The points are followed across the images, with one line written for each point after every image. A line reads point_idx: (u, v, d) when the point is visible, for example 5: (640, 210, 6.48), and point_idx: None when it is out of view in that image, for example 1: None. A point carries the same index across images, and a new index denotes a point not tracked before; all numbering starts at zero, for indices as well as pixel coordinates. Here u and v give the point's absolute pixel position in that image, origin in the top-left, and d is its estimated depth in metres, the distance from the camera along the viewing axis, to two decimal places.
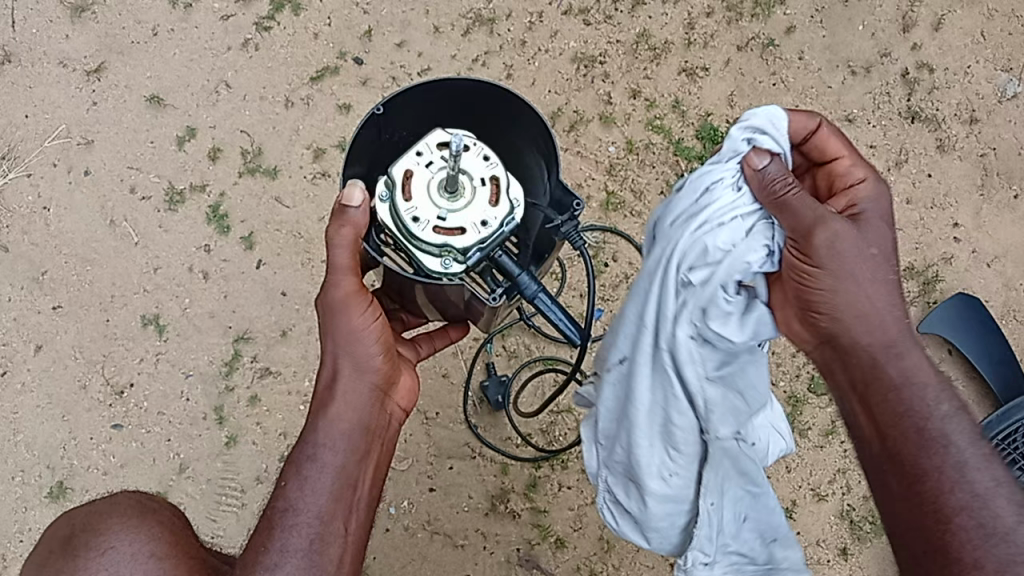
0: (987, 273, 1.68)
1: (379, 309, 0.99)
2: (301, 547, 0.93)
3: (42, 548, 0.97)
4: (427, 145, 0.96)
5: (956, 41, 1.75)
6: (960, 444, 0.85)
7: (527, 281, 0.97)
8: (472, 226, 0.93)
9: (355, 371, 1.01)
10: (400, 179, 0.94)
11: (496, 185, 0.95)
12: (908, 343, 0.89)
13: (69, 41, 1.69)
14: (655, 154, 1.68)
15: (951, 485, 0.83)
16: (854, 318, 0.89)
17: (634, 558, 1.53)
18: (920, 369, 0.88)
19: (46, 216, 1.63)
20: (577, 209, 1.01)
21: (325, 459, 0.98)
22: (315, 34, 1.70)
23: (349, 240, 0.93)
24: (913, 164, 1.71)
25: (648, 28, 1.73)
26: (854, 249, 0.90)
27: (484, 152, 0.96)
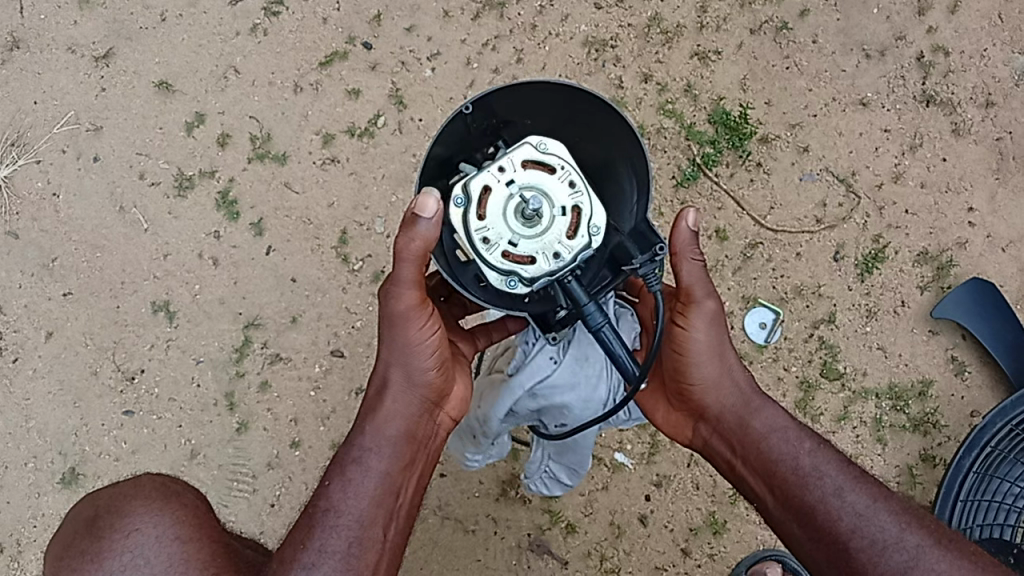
0: (1002, 259, 1.67)
1: (437, 325, 1.01)
2: (339, 549, 0.90)
3: (64, 531, 0.95)
4: (511, 160, 0.90)
5: (973, 23, 1.72)
6: (832, 474, 0.96)
7: (593, 312, 0.92)
8: (543, 256, 0.89)
9: (406, 382, 1.03)
10: (475, 192, 0.90)
11: (577, 215, 0.90)
12: (764, 401, 1.05)
13: (78, 26, 1.68)
14: (667, 139, 1.67)
15: (840, 509, 0.93)
16: (724, 379, 1.04)
17: (646, 544, 1.53)
18: (782, 423, 1.02)
19: (56, 203, 1.63)
20: (660, 249, 0.95)
21: (371, 464, 0.98)
22: (324, 18, 1.68)
23: (416, 252, 0.93)
24: (928, 148, 1.69)
25: (660, 11, 1.70)
26: (714, 324, 1.02)
27: (571, 177, 0.90)
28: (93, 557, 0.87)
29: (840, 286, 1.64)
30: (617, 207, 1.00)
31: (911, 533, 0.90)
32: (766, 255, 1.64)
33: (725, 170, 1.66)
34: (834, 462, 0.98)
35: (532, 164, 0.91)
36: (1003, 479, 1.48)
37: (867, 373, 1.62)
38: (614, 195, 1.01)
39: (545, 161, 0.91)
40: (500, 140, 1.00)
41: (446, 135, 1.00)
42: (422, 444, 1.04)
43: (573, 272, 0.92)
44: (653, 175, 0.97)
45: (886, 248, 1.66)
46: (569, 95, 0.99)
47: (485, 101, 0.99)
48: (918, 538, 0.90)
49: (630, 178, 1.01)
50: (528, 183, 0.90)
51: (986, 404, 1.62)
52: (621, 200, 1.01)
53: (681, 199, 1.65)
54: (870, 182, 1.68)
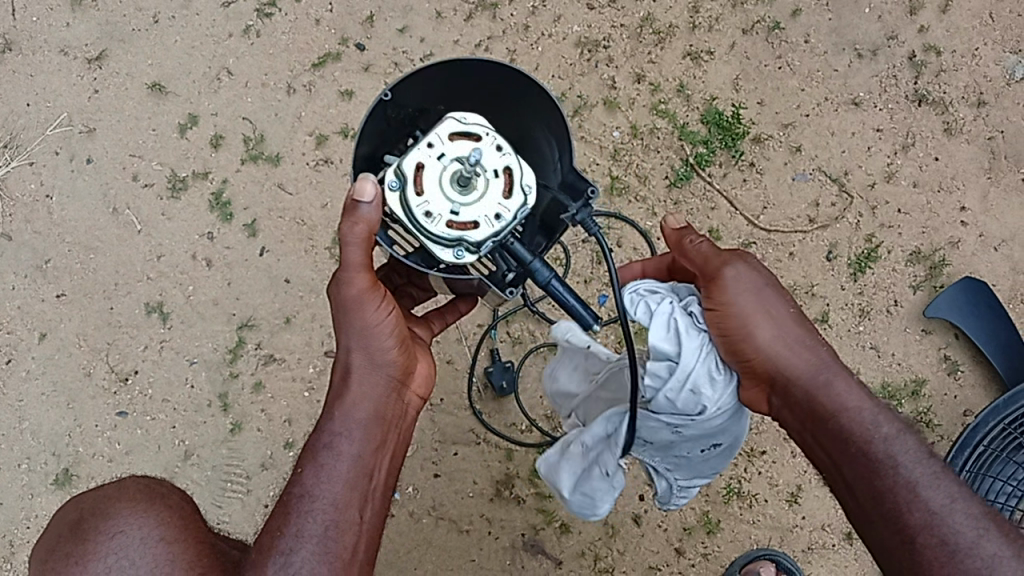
0: (994, 257, 1.67)
1: (392, 306, 0.99)
2: (317, 533, 0.90)
3: (46, 538, 0.93)
4: (437, 135, 0.91)
5: (964, 23, 1.73)
6: (909, 462, 0.89)
7: (540, 266, 0.93)
8: (486, 220, 0.90)
9: (368, 365, 0.99)
10: (409, 170, 0.90)
11: (510, 174, 0.91)
12: (839, 373, 0.96)
13: (71, 28, 1.68)
14: (659, 139, 1.67)
15: (910, 505, 0.87)
16: (785, 351, 0.96)
17: (640, 543, 1.53)
18: (857, 401, 0.94)
19: (49, 204, 1.63)
20: (592, 194, 0.97)
21: (343, 448, 0.96)
22: (317, 20, 1.68)
23: (361, 236, 0.91)
24: (920, 148, 1.70)
25: (652, 11, 1.71)
26: (756, 290, 0.99)
27: (498, 141, 0.92)
28: (76, 559, 0.86)
29: (832, 285, 1.65)
30: (542, 171, 1.03)
31: (988, 541, 0.83)
32: (759, 255, 1.65)
33: (718, 169, 1.67)
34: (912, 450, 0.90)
35: (458, 134, 0.91)
36: (996, 478, 1.47)
37: (859, 372, 1.63)
38: (538, 159, 1.04)
39: (470, 131, 0.91)
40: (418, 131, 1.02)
41: (370, 133, 1.02)
42: (393, 425, 1.01)
43: (514, 233, 0.93)
44: (570, 132, 0.99)
45: (878, 248, 1.66)
46: (474, 74, 1.02)
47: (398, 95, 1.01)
48: (995, 547, 0.83)
49: (550, 144, 1.03)
50: (457, 152, 0.91)
51: (979, 403, 1.62)
52: (545, 163, 1.03)
53: (674, 199, 1.66)
54: (863, 182, 1.69)
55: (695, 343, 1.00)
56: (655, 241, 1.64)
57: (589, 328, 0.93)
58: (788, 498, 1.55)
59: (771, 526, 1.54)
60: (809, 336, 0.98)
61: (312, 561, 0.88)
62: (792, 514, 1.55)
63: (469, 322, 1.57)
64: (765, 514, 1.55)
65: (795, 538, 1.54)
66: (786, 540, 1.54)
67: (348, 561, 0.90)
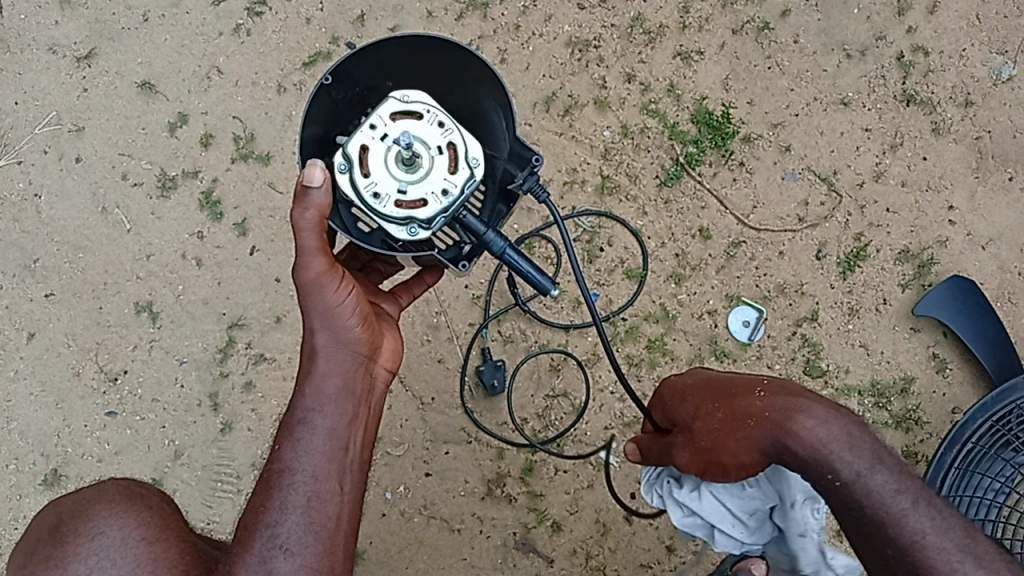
0: (982, 256, 1.68)
1: (353, 286, 0.95)
2: (300, 503, 0.89)
3: (22, 543, 0.92)
4: (380, 116, 0.95)
5: (951, 23, 1.74)
6: (875, 497, 0.84)
7: (493, 238, 1.01)
8: (433, 196, 0.94)
9: (333, 344, 0.96)
10: (355, 153, 0.94)
11: (453, 151, 0.95)
12: (779, 421, 0.89)
13: (60, 26, 1.67)
14: (650, 138, 1.68)
15: (885, 541, 0.83)
16: (737, 438, 0.92)
17: (631, 542, 1.54)
18: (814, 440, 0.86)
19: (37, 203, 1.62)
20: (537, 163, 1.05)
21: (316, 422, 0.94)
22: (308, 19, 1.68)
23: (314, 222, 0.90)
24: (908, 148, 1.71)
25: (643, 11, 1.71)
26: (693, 433, 0.98)
27: (438, 118, 0.96)
28: (54, 563, 0.86)
29: (821, 284, 1.66)
30: (492, 139, 1.07)
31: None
32: (748, 254, 1.66)
33: (708, 168, 1.68)
34: (887, 479, 0.84)
35: (399, 115, 0.95)
36: (984, 475, 1.47)
37: (849, 370, 1.63)
38: (485, 127, 1.08)
39: (411, 110, 0.96)
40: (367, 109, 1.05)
41: (316, 113, 1.03)
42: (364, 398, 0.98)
43: (466, 207, 1.00)
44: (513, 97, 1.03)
45: (867, 247, 1.67)
46: (414, 49, 1.05)
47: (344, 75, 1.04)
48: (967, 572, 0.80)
49: (496, 110, 1.07)
50: (401, 133, 0.94)
51: (967, 400, 1.64)
52: (494, 133, 1.07)
53: (665, 198, 1.66)
54: (852, 181, 1.70)
55: (704, 511, 1.08)
56: (646, 240, 1.65)
57: (549, 294, 1.01)
58: None
59: None
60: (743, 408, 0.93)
61: (298, 531, 0.88)
62: None
63: (460, 321, 1.57)
64: None
65: None
66: None
67: (331, 531, 0.89)
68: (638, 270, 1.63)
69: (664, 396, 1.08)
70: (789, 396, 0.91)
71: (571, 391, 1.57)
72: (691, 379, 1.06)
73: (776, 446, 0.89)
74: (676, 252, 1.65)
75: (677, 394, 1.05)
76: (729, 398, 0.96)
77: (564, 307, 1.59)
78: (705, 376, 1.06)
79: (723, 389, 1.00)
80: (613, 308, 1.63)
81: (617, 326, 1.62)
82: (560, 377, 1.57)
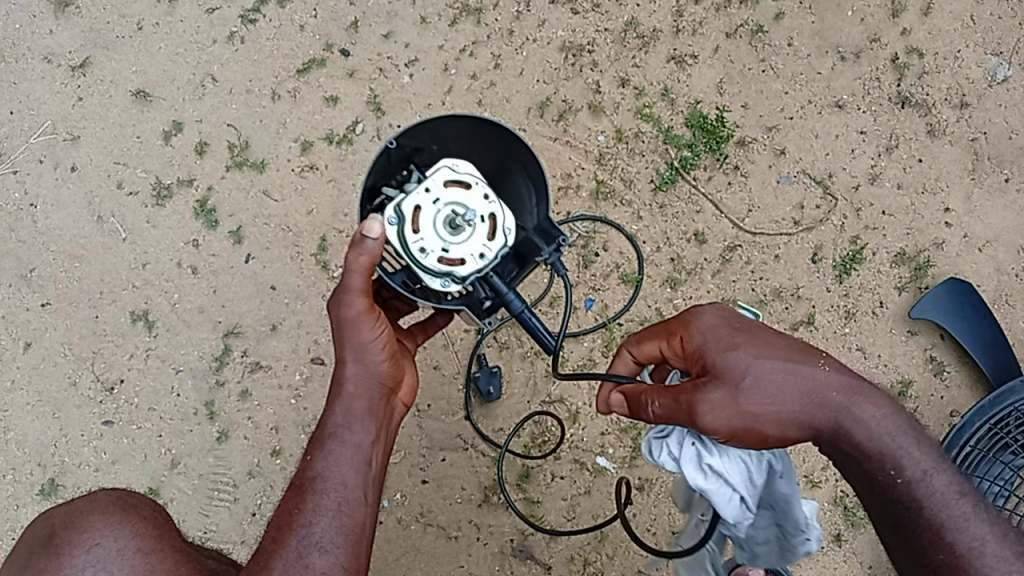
0: (979, 258, 1.68)
1: (387, 322, 1.02)
2: (332, 506, 0.93)
3: (17, 552, 0.92)
4: (434, 182, 1.07)
5: (946, 25, 1.74)
6: (927, 500, 0.93)
7: (514, 298, 1.08)
8: (471, 257, 1.06)
9: (362, 372, 1.01)
10: (408, 211, 1.06)
11: (493, 221, 1.07)
12: (856, 406, 0.97)
13: (54, 36, 1.67)
14: (644, 143, 1.68)
15: (937, 546, 0.91)
16: (800, 411, 0.97)
17: (629, 547, 1.54)
18: (887, 432, 0.96)
19: (33, 213, 1.62)
20: (563, 242, 1.13)
21: (347, 437, 0.99)
22: (302, 26, 1.68)
23: (364, 266, 0.95)
24: (904, 150, 1.71)
25: (636, 16, 1.71)
26: (744, 388, 0.97)
27: (484, 191, 1.08)
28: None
29: (818, 287, 1.65)
30: (518, 208, 1.18)
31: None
32: (744, 258, 1.66)
33: (703, 173, 1.68)
34: (948, 481, 0.95)
35: (450, 183, 1.08)
36: (982, 479, 1.47)
37: None
38: (514, 201, 1.18)
39: (462, 181, 1.08)
40: (413, 167, 1.14)
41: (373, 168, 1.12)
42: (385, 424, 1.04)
43: (493, 269, 1.09)
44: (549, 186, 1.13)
45: (863, 250, 1.67)
46: (470, 129, 1.14)
47: (402, 137, 1.12)
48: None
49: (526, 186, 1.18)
50: (451, 200, 1.07)
51: (964, 403, 1.63)
52: (522, 206, 1.18)
53: (660, 202, 1.66)
54: (847, 184, 1.69)
55: (733, 474, 1.06)
56: (642, 245, 1.64)
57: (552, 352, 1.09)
58: None
59: None
60: (815, 381, 0.98)
61: (331, 531, 0.92)
62: None
63: (455, 327, 1.57)
64: None
65: None
66: None
67: (360, 535, 0.94)
68: (633, 275, 1.63)
69: (696, 326, 1.03)
70: (854, 384, 0.98)
71: (568, 397, 1.56)
72: (731, 320, 1.03)
73: (837, 426, 0.97)
74: (672, 257, 1.65)
75: (720, 331, 1.02)
76: (796, 362, 0.99)
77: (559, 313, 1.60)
78: (742, 319, 1.04)
79: (780, 347, 1.00)
80: (609, 314, 1.62)
81: (614, 332, 1.61)
82: (557, 383, 1.56)
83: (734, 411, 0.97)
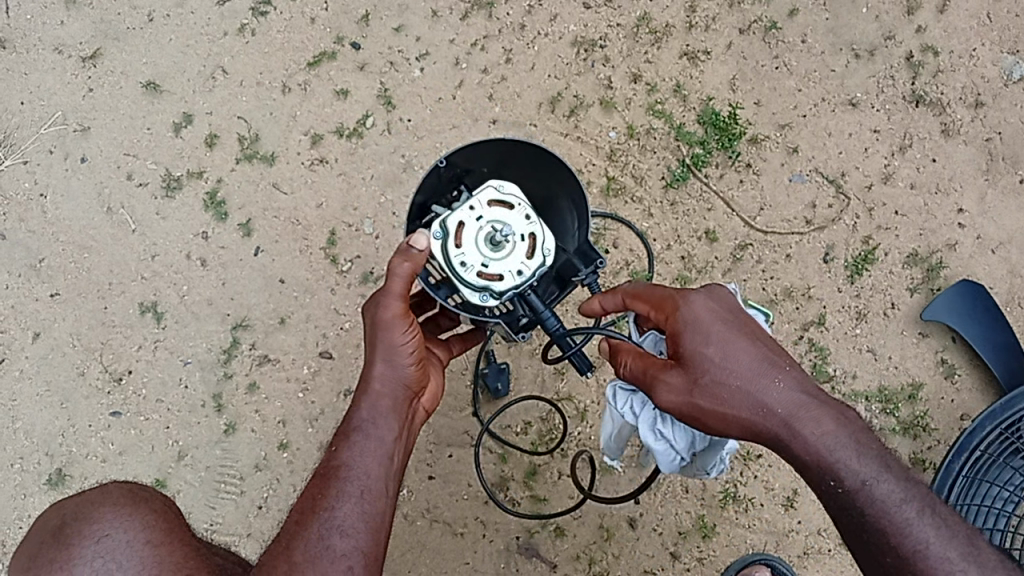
0: (992, 260, 1.67)
1: (419, 330, 1.05)
2: (355, 493, 0.96)
3: (24, 542, 0.91)
4: (479, 200, 1.09)
5: (962, 23, 1.72)
6: (864, 512, 0.93)
7: (552, 320, 1.11)
8: (510, 274, 1.08)
9: (390, 373, 1.05)
10: (452, 227, 1.08)
11: (533, 240, 1.09)
12: (806, 420, 0.96)
13: (65, 26, 1.67)
14: (656, 139, 1.67)
15: (886, 549, 0.93)
16: (748, 414, 0.98)
17: (635, 546, 1.53)
18: (833, 448, 0.95)
19: (43, 203, 1.62)
20: (601, 265, 1.16)
21: (372, 430, 1.02)
22: (313, 18, 1.68)
23: (406, 273, 1.02)
24: (917, 149, 1.69)
25: (649, 11, 1.70)
26: (697, 383, 0.99)
27: (527, 212, 1.10)
28: (59, 566, 0.85)
29: (829, 287, 1.64)
30: (560, 234, 1.19)
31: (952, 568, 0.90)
32: (755, 257, 1.65)
33: (714, 170, 1.67)
34: (892, 489, 0.94)
35: (495, 202, 1.10)
36: (992, 483, 1.46)
37: (856, 374, 1.62)
38: (557, 222, 1.19)
39: (506, 201, 1.10)
40: (463, 186, 1.17)
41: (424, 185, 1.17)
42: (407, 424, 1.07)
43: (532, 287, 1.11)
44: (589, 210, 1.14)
45: (875, 250, 1.66)
46: (518, 150, 1.16)
47: (452, 157, 1.16)
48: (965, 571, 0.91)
49: (569, 209, 1.18)
50: (495, 218, 1.09)
51: (976, 406, 1.62)
52: (564, 228, 1.19)
53: (671, 200, 1.65)
54: (860, 183, 1.68)
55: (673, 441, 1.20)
56: (652, 242, 1.64)
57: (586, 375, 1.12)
58: (783, 501, 1.54)
59: (767, 529, 1.54)
60: (771, 388, 0.98)
61: (352, 517, 0.94)
62: (788, 517, 1.54)
63: None
64: (760, 517, 1.54)
65: (791, 541, 1.54)
66: (781, 543, 1.54)
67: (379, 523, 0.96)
68: (643, 272, 1.62)
69: (677, 315, 1.02)
70: (811, 398, 0.97)
71: (576, 395, 1.56)
72: (714, 314, 1.01)
73: (781, 434, 0.97)
74: (682, 255, 1.64)
75: (700, 324, 1.01)
76: (760, 367, 0.99)
77: (569, 309, 1.59)
78: (724, 313, 1.02)
79: (750, 348, 1.00)
80: None
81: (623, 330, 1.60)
82: (565, 381, 1.55)
83: (683, 401, 1.01)
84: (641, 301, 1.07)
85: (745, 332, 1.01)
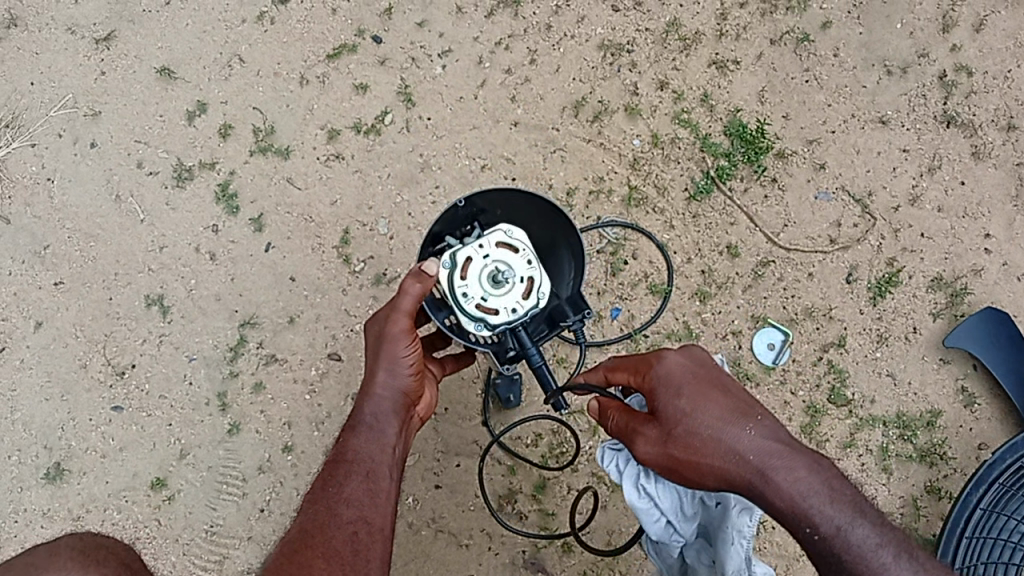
0: (1017, 287, 1.63)
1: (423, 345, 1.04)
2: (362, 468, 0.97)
3: None
4: (489, 239, 1.07)
5: (997, 43, 1.68)
6: (842, 561, 0.88)
7: (535, 355, 1.10)
8: (505, 311, 1.06)
9: (393, 383, 1.02)
10: (460, 259, 1.06)
11: (532, 283, 1.07)
12: (778, 465, 0.92)
13: (79, 6, 1.62)
14: (680, 149, 1.63)
15: None
16: (722, 465, 0.95)
17: (642, 566, 1.50)
18: (806, 494, 0.90)
19: (50, 187, 1.58)
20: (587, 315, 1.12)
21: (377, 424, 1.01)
22: (333, 9, 1.63)
23: (418, 292, 1.01)
24: (946, 170, 1.66)
25: (679, 16, 1.66)
26: (671, 436, 0.98)
27: (531, 257, 1.08)
28: None
29: (851, 309, 1.61)
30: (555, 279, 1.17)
31: None
32: (777, 274, 1.61)
33: (739, 183, 1.63)
34: (868, 535, 0.88)
35: (503, 243, 1.08)
36: (1009, 516, 1.43)
37: (875, 399, 1.59)
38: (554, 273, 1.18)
39: (512, 244, 1.08)
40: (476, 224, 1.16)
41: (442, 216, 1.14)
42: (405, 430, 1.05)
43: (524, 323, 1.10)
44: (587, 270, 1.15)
45: (900, 272, 1.62)
46: (534, 202, 1.14)
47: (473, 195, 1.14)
48: None
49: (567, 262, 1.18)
50: (500, 258, 1.07)
51: (995, 436, 1.59)
52: (561, 276, 1.18)
53: (693, 212, 1.61)
54: (887, 204, 1.64)
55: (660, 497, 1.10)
56: (672, 255, 1.60)
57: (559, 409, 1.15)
58: None
59: (777, 554, 1.51)
60: (743, 438, 0.95)
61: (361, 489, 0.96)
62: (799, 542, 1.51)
63: None
64: (770, 540, 1.52)
65: (802, 567, 1.51)
66: (792, 569, 1.51)
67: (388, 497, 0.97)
68: (662, 285, 1.59)
69: (652, 372, 1.01)
70: (783, 445, 0.94)
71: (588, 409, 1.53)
72: (688, 369, 1.01)
73: (755, 484, 0.93)
74: (703, 269, 1.60)
75: (673, 378, 1.00)
76: (731, 418, 0.96)
77: None
78: (695, 366, 1.01)
79: (722, 400, 0.98)
80: (635, 325, 1.58)
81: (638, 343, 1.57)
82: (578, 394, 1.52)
83: (659, 456, 0.99)
84: (619, 368, 1.06)
85: (717, 385, 0.99)
